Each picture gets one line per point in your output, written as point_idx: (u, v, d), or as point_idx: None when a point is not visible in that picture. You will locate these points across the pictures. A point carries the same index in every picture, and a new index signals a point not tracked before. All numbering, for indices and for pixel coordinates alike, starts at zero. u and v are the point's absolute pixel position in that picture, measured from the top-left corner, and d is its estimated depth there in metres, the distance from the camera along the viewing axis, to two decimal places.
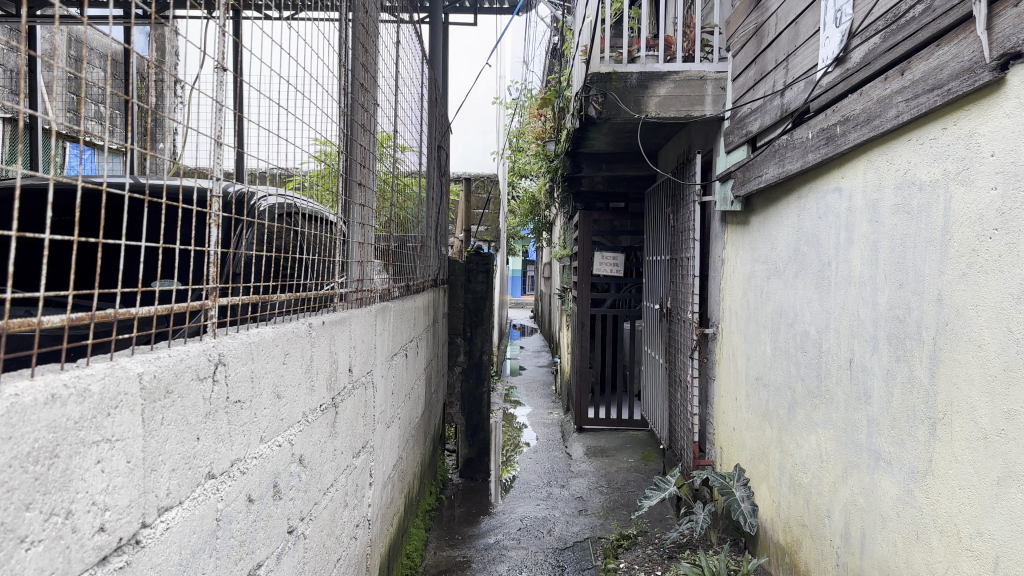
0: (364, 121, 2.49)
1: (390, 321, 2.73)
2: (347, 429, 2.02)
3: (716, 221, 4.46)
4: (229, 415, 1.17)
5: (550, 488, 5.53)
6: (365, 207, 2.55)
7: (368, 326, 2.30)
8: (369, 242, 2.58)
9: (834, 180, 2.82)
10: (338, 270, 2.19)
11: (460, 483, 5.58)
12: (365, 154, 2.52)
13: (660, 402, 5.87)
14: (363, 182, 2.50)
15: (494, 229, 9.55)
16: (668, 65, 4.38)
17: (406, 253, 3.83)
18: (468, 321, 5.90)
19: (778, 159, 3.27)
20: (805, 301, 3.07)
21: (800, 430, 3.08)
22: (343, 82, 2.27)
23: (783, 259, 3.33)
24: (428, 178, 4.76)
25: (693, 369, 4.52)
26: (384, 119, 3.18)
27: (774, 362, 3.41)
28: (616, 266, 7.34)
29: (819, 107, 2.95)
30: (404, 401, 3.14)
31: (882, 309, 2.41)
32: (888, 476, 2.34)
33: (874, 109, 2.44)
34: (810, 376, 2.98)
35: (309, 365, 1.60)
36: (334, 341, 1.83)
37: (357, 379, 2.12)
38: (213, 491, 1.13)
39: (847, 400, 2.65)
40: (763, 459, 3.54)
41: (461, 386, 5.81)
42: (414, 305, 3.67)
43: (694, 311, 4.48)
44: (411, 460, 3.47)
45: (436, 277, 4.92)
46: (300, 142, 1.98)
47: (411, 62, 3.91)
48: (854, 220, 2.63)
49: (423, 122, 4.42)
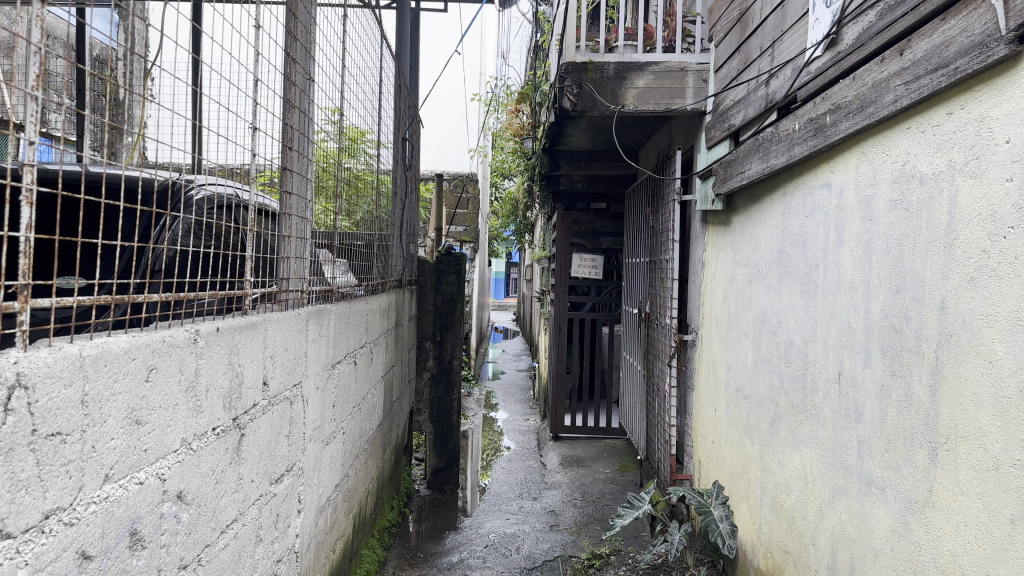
0: (295, 101, 2.16)
1: (331, 326, 2.43)
2: (259, 453, 1.73)
3: (696, 222, 4.20)
4: (38, 452, 0.89)
5: (521, 500, 5.25)
6: (295, 199, 2.17)
7: (298, 331, 2.01)
8: (301, 235, 2.21)
9: (822, 176, 2.57)
10: (256, 266, 1.88)
11: (427, 495, 5.29)
12: (299, 140, 2.20)
13: (638, 410, 5.60)
14: (294, 169, 2.15)
15: (472, 228, 9.25)
16: (648, 55, 4.12)
17: (359, 251, 3.49)
18: (438, 325, 5.61)
19: (762, 153, 3.02)
20: (789, 306, 2.81)
21: (782, 448, 2.83)
22: (269, 57, 1.94)
23: (766, 261, 3.08)
24: (393, 173, 4.48)
25: (671, 378, 4.25)
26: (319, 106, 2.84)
27: (755, 373, 3.16)
28: (595, 268, 7.05)
29: (806, 95, 2.71)
30: (352, 414, 2.85)
31: (876, 318, 2.15)
32: (880, 505, 2.09)
33: (868, 94, 2.20)
34: (794, 391, 2.74)
35: (190, 381, 1.32)
36: (237, 351, 1.55)
37: (277, 393, 1.84)
38: (11, 555, 0.85)
39: (835, 417, 2.40)
40: (742, 476, 3.29)
41: (429, 393, 5.52)
42: (366, 307, 3.36)
43: (673, 317, 4.21)
44: (362, 477, 3.17)
45: (400, 278, 4.65)
46: (222, 134, 1.72)
47: (368, 50, 3.68)
48: (845, 218, 2.38)
49: (383, 109, 4.12)
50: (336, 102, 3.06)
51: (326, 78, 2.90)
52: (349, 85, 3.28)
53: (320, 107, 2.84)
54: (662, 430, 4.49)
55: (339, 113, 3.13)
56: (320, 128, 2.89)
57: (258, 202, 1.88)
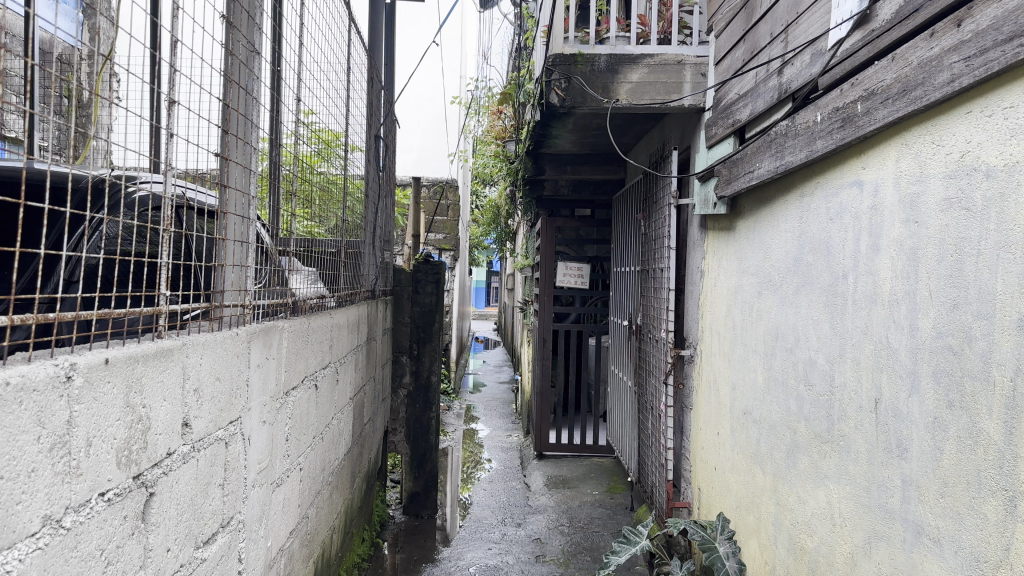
0: (235, 76, 1.79)
1: (286, 347, 2.07)
2: (178, 514, 1.37)
3: (694, 228, 3.89)
4: None
5: (504, 527, 4.88)
6: (237, 194, 1.81)
7: (237, 356, 1.65)
8: (246, 239, 1.86)
9: (851, 173, 2.25)
10: (190, 275, 1.53)
11: (402, 521, 4.90)
12: (240, 124, 1.83)
13: (628, 429, 5.26)
14: (232, 159, 1.79)
15: (452, 237, 8.89)
16: (641, 47, 3.80)
17: (326, 259, 3.12)
18: (416, 339, 5.23)
19: (775, 149, 2.70)
20: (808, 321, 2.49)
21: (802, 481, 2.50)
22: (197, 17, 1.56)
23: (779, 271, 2.75)
24: (366, 176, 4.12)
25: (667, 396, 3.91)
26: (279, 96, 2.48)
27: (767, 395, 2.83)
28: (581, 277, 6.68)
29: (828, 82, 2.39)
30: (312, 446, 2.47)
31: (925, 337, 1.84)
32: (935, 560, 1.76)
33: (912, 75, 1.89)
34: (816, 418, 2.41)
35: (56, 436, 0.96)
36: (140, 384, 1.19)
37: (204, 436, 1.48)
38: None
39: (871, 450, 2.07)
40: (752, 509, 2.96)
41: (405, 411, 5.15)
42: (332, 321, 2.99)
43: (670, 330, 3.87)
44: (326, 515, 2.79)
45: (373, 288, 4.27)
46: (156, 118, 1.39)
47: (334, 37, 3.32)
48: (881, 220, 2.06)
49: (354, 103, 3.76)
50: (299, 94, 2.71)
51: (287, 68, 2.54)
52: (314, 76, 2.92)
53: (280, 97, 2.48)
54: (657, 453, 4.16)
55: (302, 105, 2.77)
56: (281, 122, 2.52)
57: (177, 195, 1.50)
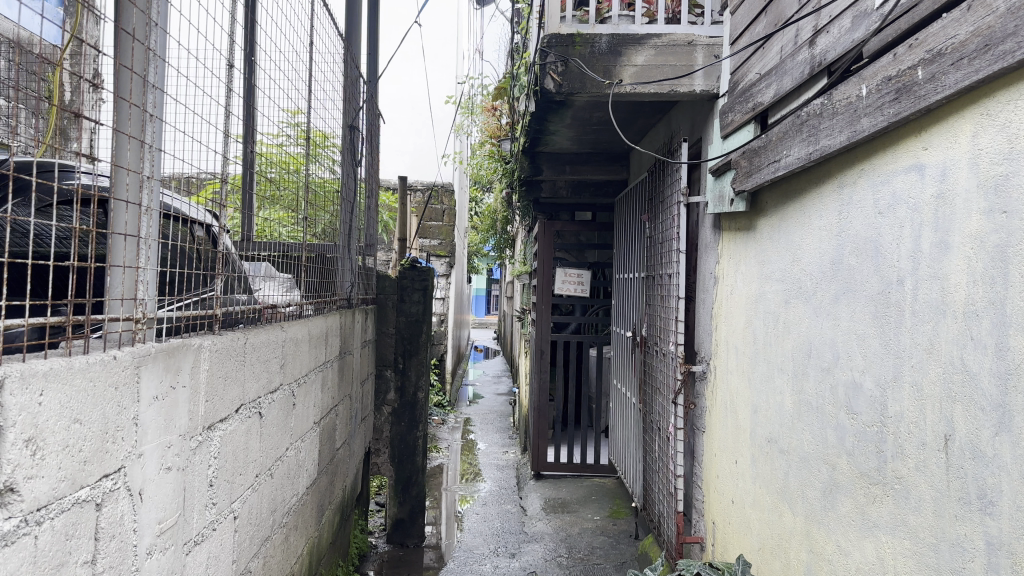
0: (125, 21, 1.36)
1: (206, 372, 1.65)
2: None
3: (707, 229, 3.47)
4: None
5: (496, 558, 4.45)
6: (133, 181, 1.40)
7: (115, 386, 1.23)
8: (148, 236, 1.44)
9: (907, 155, 1.84)
10: (52, 280, 1.11)
11: (385, 551, 4.48)
12: (132, 86, 1.39)
13: (633, 449, 4.82)
14: (125, 131, 1.37)
15: (448, 242, 8.48)
16: (647, 27, 3.40)
17: (289, 266, 2.72)
18: (401, 351, 4.80)
19: (807, 132, 2.30)
20: (851, 336, 2.08)
21: (843, 529, 2.08)
22: None
23: (813, 276, 2.34)
24: (343, 177, 3.74)
25: (677, 418, 3.49)
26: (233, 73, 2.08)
27: (797, 421, 2.42)
28: (581, 284, 6.27)
29: (876, 49, 1.99)
30: (253, 486, 2.05)
31: (1017, 360, 1.43)
32: None
33: (997, 26, 1.48)
34: (862, 453, 2.00)
35: None
36: None
37: (48, 502, 1.06)
38: None
39: (939, 500, 1.66)
40: (778, 552, 2.54)
41: (389, 430, 4.73)
42: (293, 335, 2.57)
43: (679, 342, 3.45)
44: (280, 564, 2.38)
45: (350, 297, 3.87)
46: None
47: (304, 14, 2.89)
48: (952, 212, 1.65)
49: (328, 94, 3.36)
50: (261, 74, 2.28)
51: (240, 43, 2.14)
52: (280, 59, 2.51)
53: (233, 77, 2.05)
54: (666, 479, 3.73)
55: (264, 89, 2.36)
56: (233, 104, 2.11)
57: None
